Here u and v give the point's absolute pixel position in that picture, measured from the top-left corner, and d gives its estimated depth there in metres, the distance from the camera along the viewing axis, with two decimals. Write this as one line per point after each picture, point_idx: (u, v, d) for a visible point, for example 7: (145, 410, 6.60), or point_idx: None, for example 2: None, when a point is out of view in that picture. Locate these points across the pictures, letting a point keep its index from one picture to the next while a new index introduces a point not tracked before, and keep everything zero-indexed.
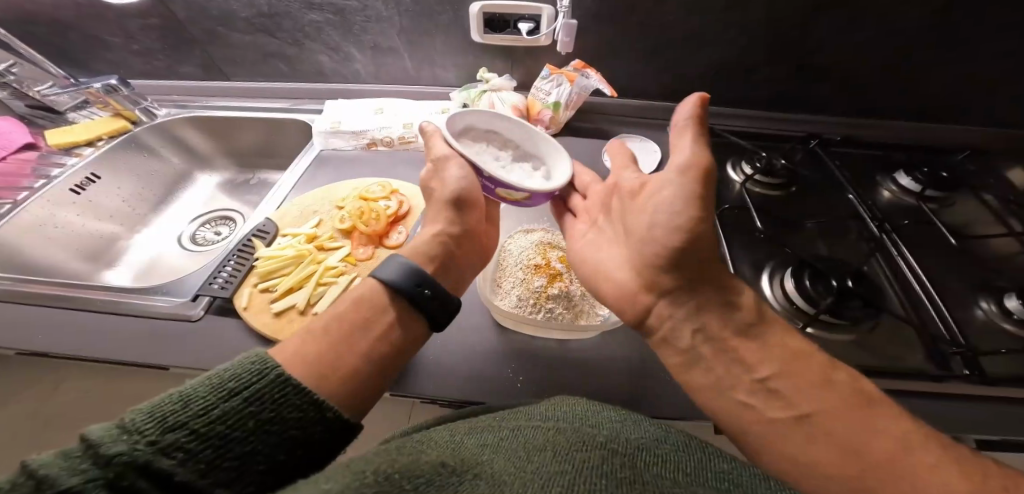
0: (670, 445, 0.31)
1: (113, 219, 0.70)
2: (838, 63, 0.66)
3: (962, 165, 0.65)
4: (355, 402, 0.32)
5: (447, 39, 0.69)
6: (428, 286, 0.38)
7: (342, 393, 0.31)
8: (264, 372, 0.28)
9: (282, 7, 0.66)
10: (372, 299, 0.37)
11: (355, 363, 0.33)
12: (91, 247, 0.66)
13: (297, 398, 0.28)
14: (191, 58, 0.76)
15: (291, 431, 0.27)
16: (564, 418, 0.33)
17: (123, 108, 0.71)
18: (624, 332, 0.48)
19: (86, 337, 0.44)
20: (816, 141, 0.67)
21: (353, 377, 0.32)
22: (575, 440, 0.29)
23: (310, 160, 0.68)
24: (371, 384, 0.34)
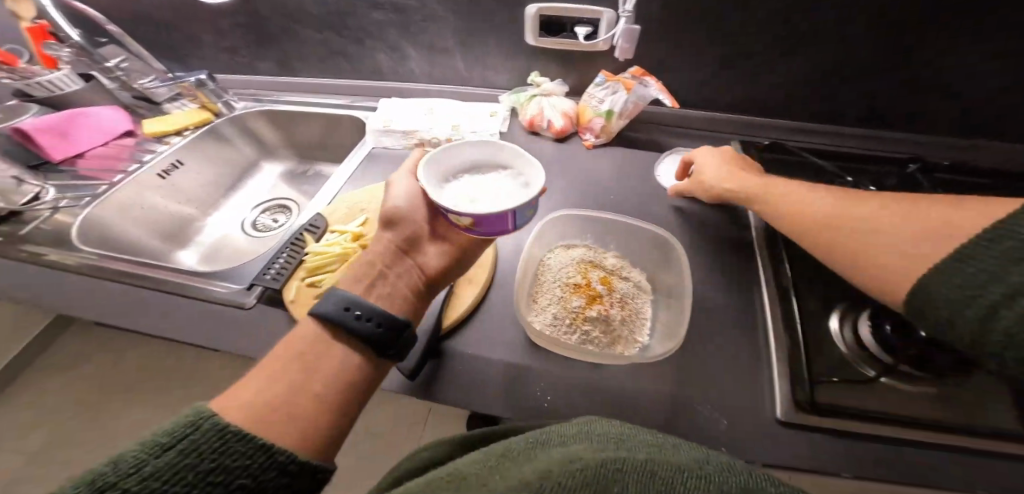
0: (707, 473, 0.23)
1: (190, 202, 0.77)
2: (950, 76, 0.56)
3: None
4: (309, 437, 0.31)
5: (502, 41, 0.68)
6: (356, 308, 0.36)
7: (295, 436, 0.30)
8: (198, 423, 0.28)
9: (348, 7, 0.69)
10: (306, 336, 0.35)
11: (314, 402, 0.32)
12: (169, 227, 0.73)
13: (240, 445, 0.27)
14: (266, 53, 0.82)
15: (239, 479, 0.27)
16: (582, 441, 0.28)
17: (208, 100, 0.78)
18: (662, 364, 0.45)
19: (159, 313, 0.49)
20: (918, 166, 0.58)
21: (298, 418, 0.31)
22: (605, 459, 0.24)
23: (361, 157, 0.70)
24: (325, 418, 0.32)
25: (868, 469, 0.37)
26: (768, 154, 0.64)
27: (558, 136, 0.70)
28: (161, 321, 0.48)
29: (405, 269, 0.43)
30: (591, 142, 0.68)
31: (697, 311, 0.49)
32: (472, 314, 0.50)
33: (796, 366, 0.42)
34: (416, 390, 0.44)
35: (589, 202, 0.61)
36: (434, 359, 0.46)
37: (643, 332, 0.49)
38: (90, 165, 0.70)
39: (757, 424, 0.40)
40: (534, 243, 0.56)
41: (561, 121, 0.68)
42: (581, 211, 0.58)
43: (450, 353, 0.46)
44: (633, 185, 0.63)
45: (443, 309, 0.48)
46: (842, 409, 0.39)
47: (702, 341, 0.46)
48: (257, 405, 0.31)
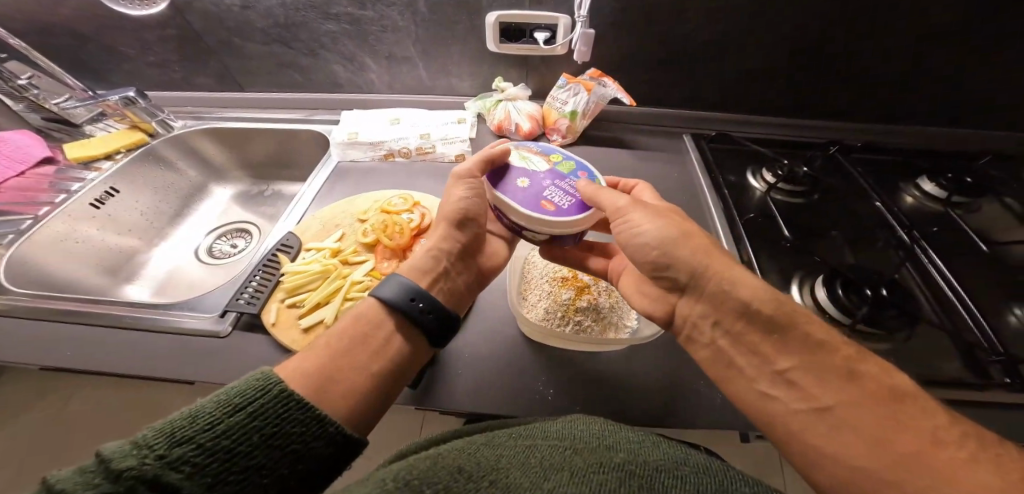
0: (690, 467, 0.30)
1: (131, 233, 0.69)
2: (856, 69, 0.66)
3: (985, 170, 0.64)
4: (354, 416, 0.32)
5: (463, 49, 0.70)
6: (421, 300, 0.38)
7: (343, 411, 0.31)
8: (267, 387, 0.28)
9: (300, 17, 0.66)
10: (369, 315, 0.37)
11: (360, 379, 0.33)
12: (110, 261, 0.65)
13: (301, 413, 0.28)
14: (206, 68, 0.76)
15: (295, 445, 0.27)
16: (581, 437, 0.33)
17: (140, 119, 0.71)
18: (654, 345, 0.47)
19: (117, 350, 0.44)
20: (836, 148, 0.67)
21: (353, 392, 0.32)
22: (592, 461, 0.29)
23: (328, 172, 0.67)
24: (371, 396, 0.34)
25: None
26: (717, 145, 0.70)
27: (526, 138, 0.72)
28: (120, 360, 0.43)
29: (466, 268, 0.46)
30: (558, 143, 0.71)
31: None
32: (465, 317, 0.50)
33: None
34: (419, 398, 0.43)
35: None
36: (432, 366, 0.45)
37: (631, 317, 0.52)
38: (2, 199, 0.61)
39: None
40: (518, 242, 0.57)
41: (528, 124, 0.70)
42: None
43: (447, 358, 0.46)
44: None
45: None
46: None
47: None
48: (313, 378, 0.31)
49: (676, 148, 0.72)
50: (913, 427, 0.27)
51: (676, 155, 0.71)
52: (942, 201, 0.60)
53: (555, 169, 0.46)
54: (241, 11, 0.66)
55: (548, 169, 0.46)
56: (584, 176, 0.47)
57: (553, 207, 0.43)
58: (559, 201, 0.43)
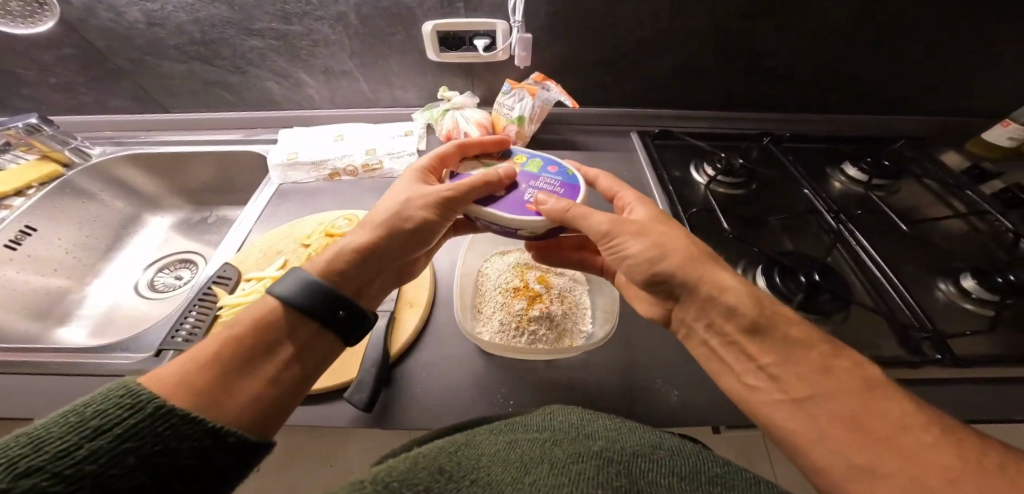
0: (663, 451, 0.30)
1: (58, 272, 0.63)
2: (784, 64, 0.69)
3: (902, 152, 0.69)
4: (261, 415, 0.30)
5: (403, 60, 0.68)
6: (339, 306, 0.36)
7: (246, 412, 0.29)
8: (140, 405, 0.25)
9: (217, 33, 0.62)
10: (268, 313, 0.34)
11: (259, 383, 0.31)
12: (39, 305, 0.60)
13: (188, 428, 0.26)
14: (120, 90, 0.70)
15: (184, 462, 0.25)
16: (561, 428, 0.32)
17: (50, 149, 0.64)
18: (609, 347, 0.48)
19: (41, 401, 0.41)
20: (768, 138, 0.70)
21: (257, 395, 0.30)
22: (571, 451, 0.28)
23: (269, 194, 0.64)
24: (278, 395, 0.32)
25: None
26: (662, 142, 0.73)
27: None
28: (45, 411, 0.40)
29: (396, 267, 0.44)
30: None
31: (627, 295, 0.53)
32: (417, 337, 0.49)
33: None
34: (371, 425, 0.41)
35: None
36: (386, 391, 0.44)
37: (587, 320, 0.52)
38: None
39: (698, 381, 0.45)
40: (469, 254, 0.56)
41: (477, 132, 0.69)
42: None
43: (401, 382, 0.45)
44: None
45: (386, 337, 0.46)
46: None
47: (638, 318, 0.51)
48: (193, 387, 0.28)
49: (624, 147, 0.74)
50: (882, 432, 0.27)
51: (625, 154, 0.72)
52: (864, 184, 0.64)
53: (526, 170, 0.46)
54: (149, 27, 0.60)
55: (519, 172, 0.46)
56: (554, 169, 0.47)
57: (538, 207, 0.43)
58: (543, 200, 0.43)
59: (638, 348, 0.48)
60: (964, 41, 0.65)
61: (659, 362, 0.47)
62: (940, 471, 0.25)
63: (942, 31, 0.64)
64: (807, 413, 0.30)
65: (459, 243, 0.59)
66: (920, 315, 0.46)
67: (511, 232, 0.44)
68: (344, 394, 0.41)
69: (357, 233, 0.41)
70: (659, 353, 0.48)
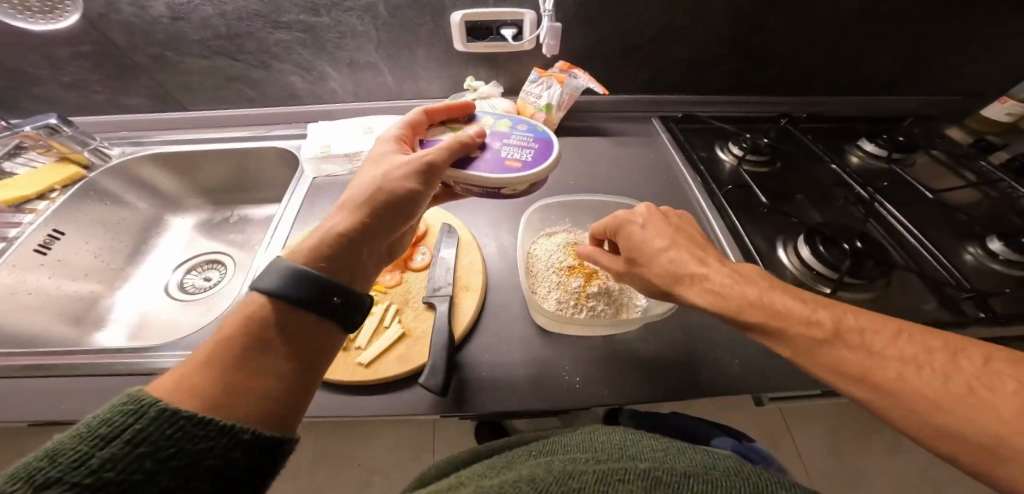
0: (720, 473, 0.28)
1: (88, 277, 0.62)
2: (800, 49, 0.71)
3: (911, 129, 0.73)
4: (275, 410, 0.28)
5: (430, 50, 0.68)
6: (334, 293, 0.33)
7: (257, 411, 0.27)
8: (145, 411, 0.24)
9: (243, 27, 0.59)
10: (254, 312, 0.31)
11: (263, 375, 0.28)
12: (74, 310, 0.58)
13: (197, 429, 0.24)
14: (134, 88, 0.67)
15: (205, 465, 0.24)
16: (606, 447, 0.32)
17: (70, 150, 0.62)
18: (665, 320, 0.50)
19: None
20: (786, 119, 0.73)
21: (266, 392, 0.28)
22: (615, 468, 0.28)
23: (304, 189, 0.63)
24: (285, 390, 0.29)
25: None
26: (684, 125, 0.75)
27: None
28: None
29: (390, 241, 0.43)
30: None
31: None
32: (478, 320, 0.49)
33: None
34: (450, 406, 0.42)
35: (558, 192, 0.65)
36: (458, 373, 0.44)
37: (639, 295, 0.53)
38: None
39: (754, 348, 0.47)
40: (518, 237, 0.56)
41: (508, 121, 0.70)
42: (548, 198, 0.60)
43: (471, 363, 0.45)
44: (587, 170, 0.69)
45: (449, 320, 0.46)
46: None
47: None
48: (198, 390, 0.26)
49: (648, 131, 0.76)
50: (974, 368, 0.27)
51: (650, 138, 0.74)
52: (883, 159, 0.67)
53: (496, 128, 0.49)
54: (170, 22, 0.58)
55: (490, 132, 0.49)
56: (523, 126, 0.50)
57: (518, 163, 0.46)
58: (520, 157, 0.47)
59: (692, 321, 0.50)
60: (969, 23, 0.68)
61: (716, 333, 0.49)
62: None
63: (950, 14, 0.67)
64: (914, 374, 0.28)
65: (505, 228, 0.60)
66: (961, 278, 0.49)
67: (492, 192, 0.48)
68: (419, 380, 0.41)
69: (333, 216, 0.38)
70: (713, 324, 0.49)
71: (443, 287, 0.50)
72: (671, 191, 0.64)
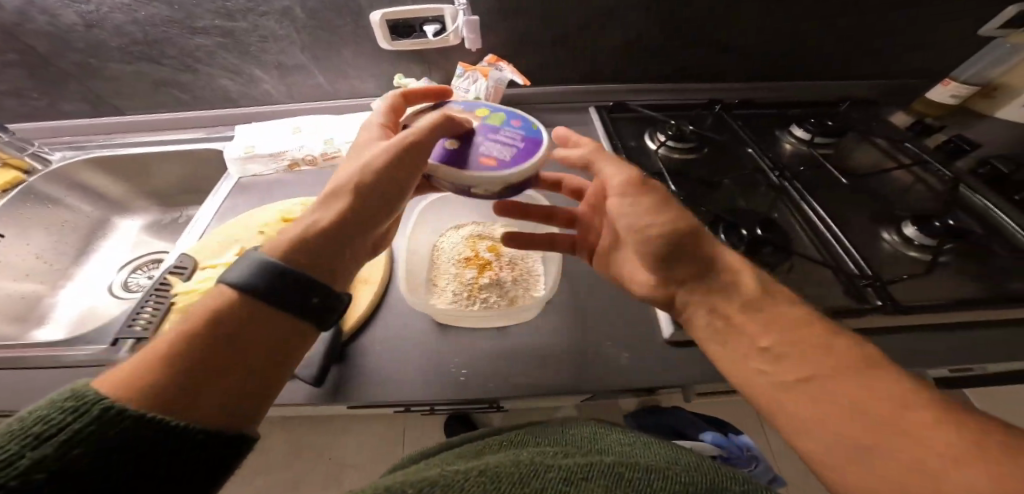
0: (681, 466, 0.25)
1: (30, 278, 0.64)
2: (730, 34, 0.70)
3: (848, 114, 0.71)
4: (235, 410, 0.27)
5: (358, 50, 0.68)
6: (314, 293, 0.31)
7: (215, 410, 0.26)
8: (86, 406, 0.23)
9: (160, 33, 0.61)
10: (218, 307, 0.29)
11: (222, 371, 0.27)
12: (15, 310, 0.61)
13: (151, 429, 0.23)
14: (72, 95, 0.69)
15: (158, 459, 0.23)
16: (573, 443, 0.30)
17: (9, 156, 0.64)
18: (562, 312, 0.50)
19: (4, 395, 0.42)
20: (719, 106, 0.71)
21: (229, 389, 0.27)
22: (581, 462, 0.25)
23: (228, 190, 0.64)
24: (253, 386, 0.28)
25: None
26: (618, 114, 0.74)
27: None
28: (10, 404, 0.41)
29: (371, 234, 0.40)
30: None
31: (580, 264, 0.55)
32: (375, 312, 0.50)
33: None
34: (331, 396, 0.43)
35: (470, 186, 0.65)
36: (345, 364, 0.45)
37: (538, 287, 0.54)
38: None
39: (648, 341, 0.47)
40: (424, 230, 0.57)
41: None
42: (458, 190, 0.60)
43: (361, 354, 0.46)
44: None
45: (341, 312, 0.47)
46: None
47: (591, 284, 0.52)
48: (138, 385, 0.24)
49: (583, 122, 0.75)
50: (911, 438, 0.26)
51: (584, 129, 0.73)
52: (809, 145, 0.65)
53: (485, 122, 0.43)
54: (86, 30, 0.60)
55: (478, 124, 0.43)
56: (518, 123, 0.45)
57: (492, 161, 0.40)
58: (498, 155, 0.41)
59: (589, 314, 0.49)
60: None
61: (611, 326, 0.48)
62: (932, 474, 0.23)
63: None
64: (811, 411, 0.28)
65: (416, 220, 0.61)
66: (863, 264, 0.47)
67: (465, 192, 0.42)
68: (297, 370, 0.42)
69: (315, 207, 0.35)
70: (610, 317, 0.49)
71: None
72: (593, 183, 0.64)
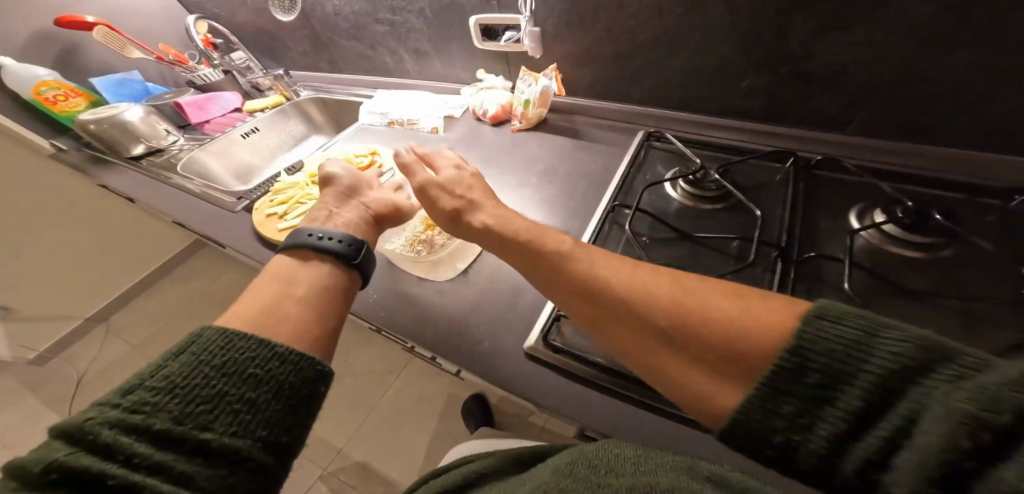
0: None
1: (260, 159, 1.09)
2: (833, 74, 0.55)
3: (999, 216, 0.47)
4: (297, 337, 0.35)
5: (460, 45, 0.85)
6: (317, 232, 0.44)
7: (281, 335, 0.35)
8: (195, 338, 0.32)
9: (351, 19, 0.93)
10: (277, 266, 0.42)
11: (288, 317, 0.36)
12: (242, 171, 1.03)
13: (241, 341, 0.32)
14: (311, 55, 1.11)
15: (254, 369, 0.31)
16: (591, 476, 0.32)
17: (283, 89, 1.09)
18: (468, 288, 0.57)
19: (190, 209, 0.78)
20: (789, 160, 0.57)
21: (286, 319, 0.36)
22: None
23: (351, 131, 0.93)
24: (300, 319, 0.37)
25: (573, 396, 0.44)
26: (661, 144, 0.68)
27: (495, 122, 0.84)
28: (193, 213, 0.77)
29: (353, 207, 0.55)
30: (515, 127, 0.81)
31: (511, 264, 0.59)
32: None
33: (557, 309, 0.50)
34: None
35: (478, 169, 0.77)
36: None
37: (467, 262, 0.59)
38: (212, 128, 1.04)
39: (511, 347, 0.50)
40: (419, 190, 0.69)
41: (495, 110, 0.82)
42: None
43: None
44: (533, 164, 0.75)
45: None
46: (576, 352, 0.45)
47: (504, 283, 0.56)
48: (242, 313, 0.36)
49: (625, 143, 0.73)
50: (778, 307, 0.29)
51: (616, 149, 0.73)
52: (886, 238, 0.46)
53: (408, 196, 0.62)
54: (320, 15, 0.98)
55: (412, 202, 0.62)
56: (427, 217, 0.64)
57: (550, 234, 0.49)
58: None
59: (484, 301, 0.55)
60: None
61: (492, 321, 0.53)
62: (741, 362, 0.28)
63: None
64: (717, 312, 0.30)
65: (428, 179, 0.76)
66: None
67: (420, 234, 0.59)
68: None
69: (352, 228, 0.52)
70: (497, 311, 0.54)
71: None
72: (585, 202, 0.65)
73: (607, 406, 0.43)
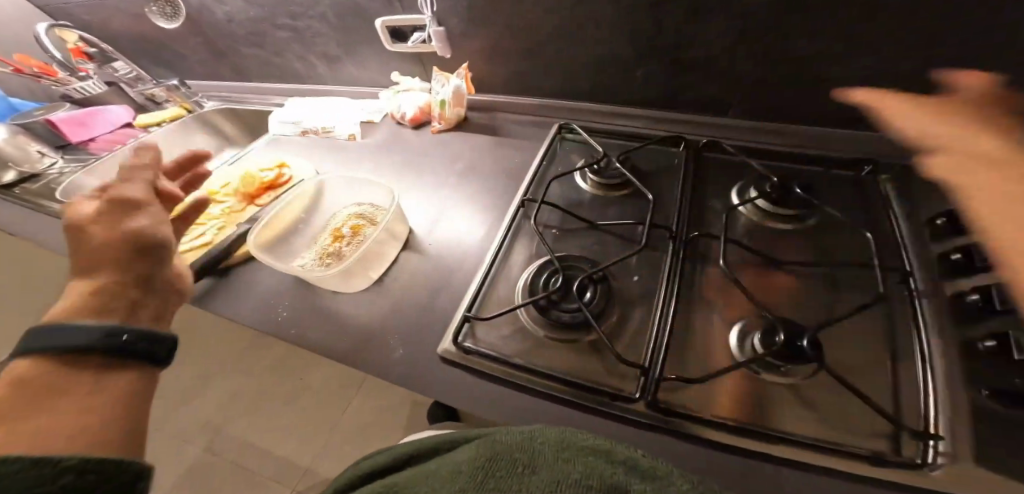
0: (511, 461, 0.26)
1: None
2: (712, 63, 0.59)
3: (850, 186, 0.54)
4: (95, 435, 0.30)
5: (372, 48, 0.82)
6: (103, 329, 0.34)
7: (64, 443, 0.28)
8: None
9: (252, 24, 0.87)
10: (21, 374, 0.32)
11: (74, 422, 0.30)
12: None
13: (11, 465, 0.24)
14: (216, 64, 1.03)
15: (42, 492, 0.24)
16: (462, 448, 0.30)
17: (183, 100, 1.00)
18: (382, 297, 0.55)
19: (72, 238, 0.71)
20: (683, 145, 0.61)
21: (75, 422, 0.30)
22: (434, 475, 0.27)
23: (264, 142, 0.88)
24: (92, 416, 0.31)
25: (483, 394, 0.44)
26: (572, 137, 0.70)
27: (415, 125, 0.83)
28: None
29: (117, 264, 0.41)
30: (435, 129, 0.80)
31: (427, 269, 0.58)
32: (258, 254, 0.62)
33: (468, 310, 0.49)
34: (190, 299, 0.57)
35: (397, 173, 0.75)
36: (214, 279, 0.59)
37: (379, 270, 0.57)
38: (97, 146, 0.97)
39: (425, 352, 0.49)
40: (330, 200, 0.66)
41: (413, 112, 0.81)
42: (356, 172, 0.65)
43: (231, 278, 0.59)
44: (452, 164, 0.74)
45: (231, 245, 0.60)
46: (484, 351, 0.45)
47: (420, 287, 0.56)
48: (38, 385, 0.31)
49: (541, 138, 0.74)
50: None
51: (532, 143, 0.74)
52: (761, 214, 0.51)
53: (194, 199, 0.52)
54: (216, 20, 0.91)
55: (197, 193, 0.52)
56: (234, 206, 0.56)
57: None
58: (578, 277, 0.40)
59: (399, 307, 0.54)
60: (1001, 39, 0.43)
61: (407, 327, 0.52)
62: None
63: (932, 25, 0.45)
64: None
65: None
66: (658, 356, 0.40)
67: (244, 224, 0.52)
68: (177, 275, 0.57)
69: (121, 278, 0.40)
70: (411, 318, 0.52)
71: (251, 221, 0.64)
72: (502, 199, 0.66)
73: (516, 401, 0.43)
